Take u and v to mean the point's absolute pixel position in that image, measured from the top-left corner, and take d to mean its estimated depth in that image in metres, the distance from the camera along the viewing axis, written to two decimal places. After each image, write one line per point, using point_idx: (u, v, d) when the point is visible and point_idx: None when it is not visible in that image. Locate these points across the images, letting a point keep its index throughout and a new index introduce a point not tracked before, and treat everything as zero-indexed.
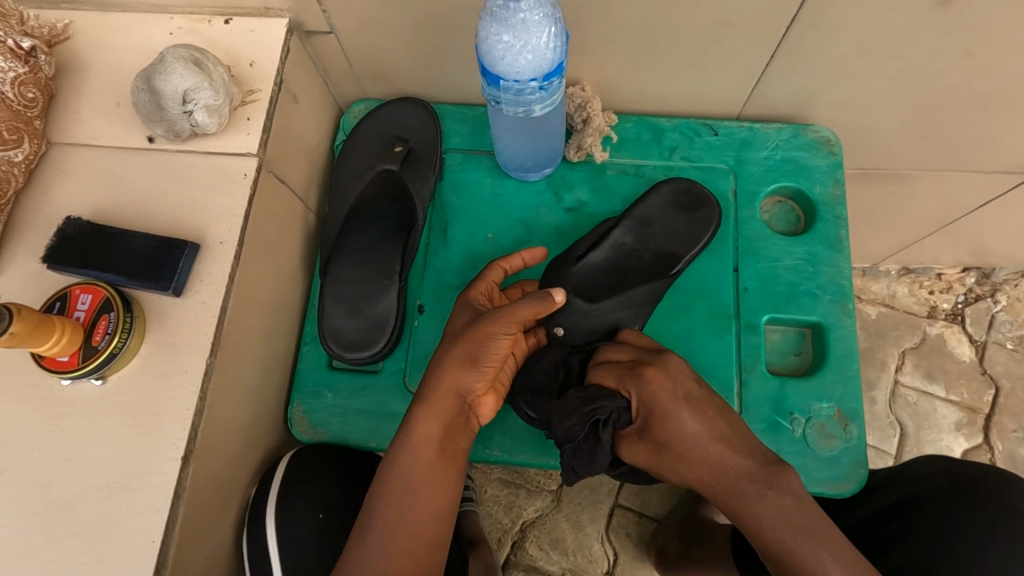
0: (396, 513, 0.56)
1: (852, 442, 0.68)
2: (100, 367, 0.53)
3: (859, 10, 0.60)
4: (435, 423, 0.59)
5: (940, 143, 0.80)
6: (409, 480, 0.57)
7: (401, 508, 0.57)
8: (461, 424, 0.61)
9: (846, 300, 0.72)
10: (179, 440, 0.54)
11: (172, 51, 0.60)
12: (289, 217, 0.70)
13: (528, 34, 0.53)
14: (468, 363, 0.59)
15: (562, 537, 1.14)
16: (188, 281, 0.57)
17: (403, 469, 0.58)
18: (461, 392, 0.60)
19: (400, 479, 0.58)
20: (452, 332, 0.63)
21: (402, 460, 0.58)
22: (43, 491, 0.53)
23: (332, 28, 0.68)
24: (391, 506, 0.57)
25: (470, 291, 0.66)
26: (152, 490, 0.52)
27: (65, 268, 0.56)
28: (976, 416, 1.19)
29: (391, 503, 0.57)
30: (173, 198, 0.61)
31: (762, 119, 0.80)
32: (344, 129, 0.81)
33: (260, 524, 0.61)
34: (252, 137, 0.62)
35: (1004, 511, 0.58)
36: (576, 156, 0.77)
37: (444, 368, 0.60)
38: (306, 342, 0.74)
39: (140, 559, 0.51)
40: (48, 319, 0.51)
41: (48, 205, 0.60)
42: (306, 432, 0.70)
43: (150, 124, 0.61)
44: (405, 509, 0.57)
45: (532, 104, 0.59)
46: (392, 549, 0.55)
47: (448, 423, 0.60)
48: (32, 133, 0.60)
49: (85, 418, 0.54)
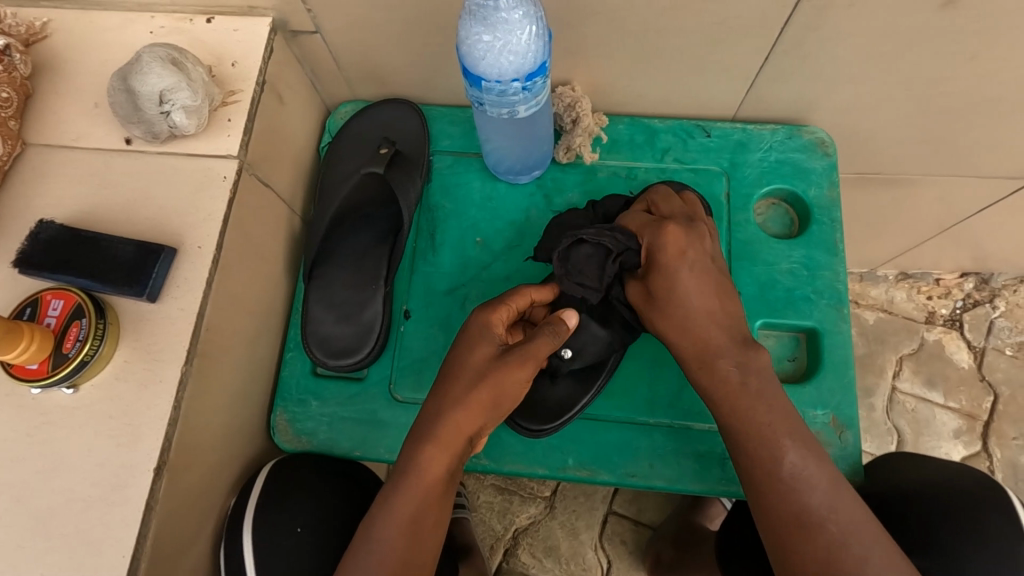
0: (398, 549, 0.52)
1: (849, 451, 0.66)
2: (71, 375, 0.52)
3: (856, 12, 0.59)
4: (440, 459, 0.54)
5: (939, 147, 0.79)
6: (412, 516, 0.53)
7: (402, 543, 0.52)
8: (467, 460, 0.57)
9: (842, 305, 0.71)
10: (153, 451, 0.52)
11: (151, 51, 0.58)
12: (273, 220, 0.68)
13: (508, 33, 0.51)
14: (491, 404, 0.54)
15: (556, 545, 1.12)
16: (165, 287, 0.56)
17: (403, 499, 0.53)
18: (471, 431, 0.55)
19: (401, 514, 0.53)
20: (467, 366, 0.56)
21: (407, 491, 0.53)
22: (11, 504, 0.51)
23: (317, 27, 0.67)
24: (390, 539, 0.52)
25: (486, 312, 0.58)
26: (124, 503, 0.51)
27: (38, 273, 0.54)
28: (975, 423, 1.18)
29: (391, 539, 0.52)
30: (151, 201, 0.59)
31: (758, 121, 0.79)
32: (332, 130, 0.80)
33: (238, 537, 0.60)
34: (232, 138, 0.61)
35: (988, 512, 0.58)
36: (565, 157, 0.75)
37: (458, 406, 0.54)
38: (290, 348, 0.72)
39: (111, 574, 0.49)
40: (17, 326, 0.49)
41: (22, 208, 0.59)
42: (289, 441, 0.68)
43: (128, 125, 0.60)
44: (406, 543, 0.52)
45: (516, 105, 0.57)
46: None
47: (459, 459, 0.55)
48: (7, 134, 0.59)
49: (56, 428, 0.53)
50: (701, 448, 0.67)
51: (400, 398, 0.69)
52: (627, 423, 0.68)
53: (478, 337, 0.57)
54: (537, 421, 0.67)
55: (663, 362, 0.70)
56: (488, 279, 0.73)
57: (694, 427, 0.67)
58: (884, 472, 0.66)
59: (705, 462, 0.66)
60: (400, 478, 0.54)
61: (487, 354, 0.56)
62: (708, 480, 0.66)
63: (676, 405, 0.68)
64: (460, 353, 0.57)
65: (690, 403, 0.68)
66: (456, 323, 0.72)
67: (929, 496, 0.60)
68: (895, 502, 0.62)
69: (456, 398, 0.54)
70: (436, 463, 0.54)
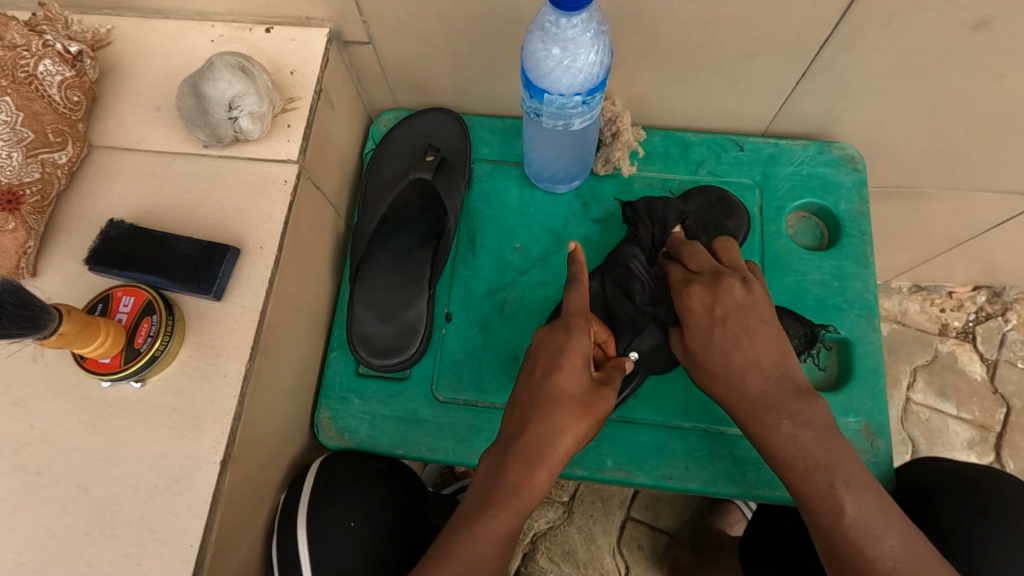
0: (486, 562, 0.53)
1: (881, 457, 0.68)
2: (141, 369, 0.53)
3: (891, 31, 0.61)
4: (541, 482, 0.55)
5: (964, 162, 0.81)
6: (506, 532, 0.54)
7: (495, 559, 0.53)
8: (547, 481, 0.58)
9: (872, 315, 0.73)
10: (217, 443, 0.54)
11: (221, 59, 0.60)
12: (322, 224, 0.71)
13: (578, 48, 0.53)
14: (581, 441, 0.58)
15: (574, 548, 1.14)
16: (228, 285, 0.58)
17: (504, 518, 0.54)
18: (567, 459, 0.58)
19: (496, 531, 0.53)
20: (570, 392, 0.57)
21: (505, 510, 0.54)
22: (81, 492, 0.53)
23: (370, 38, 0.69)
24: (479, 549, 0.52)
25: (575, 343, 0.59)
26: (190, 493, 0.52)
27: (106, 270, 0.56)
28: (988, 434, 1.20)
29: (488, 552, 0.53)
30: (213, 202, 0.61)
31: (788, 136, 0.81)
32: (374, 137, 0.82)
33: (289, 533, 0.61)
34: (291, 143, 0.63)
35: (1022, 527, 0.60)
36: (604, 169, 0.77)
37: (567, 430, 0.56)
38: (334, 348, 0.74)
39: (177, 561, 0.51)
40: (95, 320, 0.51)
41: (88, 208, 0.61)
42: (333, 438, 0.70)
43: (192, 129, 0.62)
44: (492, 557, 0.53)
45: (573, 119, 0.59)
46: None
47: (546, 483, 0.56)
48: (76, 136, 0.61)
49: (122, 420, 0.54)
50: (736, 451, 0.68)
51: (441, 398, 0.71)
52: (662, 426, 0.70)
53: (577, 362, 0.58)
54: None
55: None
56: (526, 284, 0.75)
57: (727, 430, 0.69)
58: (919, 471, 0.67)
59: (738, 464, 0.68)
60: (503, 498, 0.54)
61: (576, 373, 0.58)
62: (742, 483, 0.67)
63: (710, 410, 0.70)
64: (565, 376, 0.58)
65: (723, 408, 0.70)
66: (496, 325, 0.74)
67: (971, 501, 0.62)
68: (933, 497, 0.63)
69: (561, 425, 0.56)
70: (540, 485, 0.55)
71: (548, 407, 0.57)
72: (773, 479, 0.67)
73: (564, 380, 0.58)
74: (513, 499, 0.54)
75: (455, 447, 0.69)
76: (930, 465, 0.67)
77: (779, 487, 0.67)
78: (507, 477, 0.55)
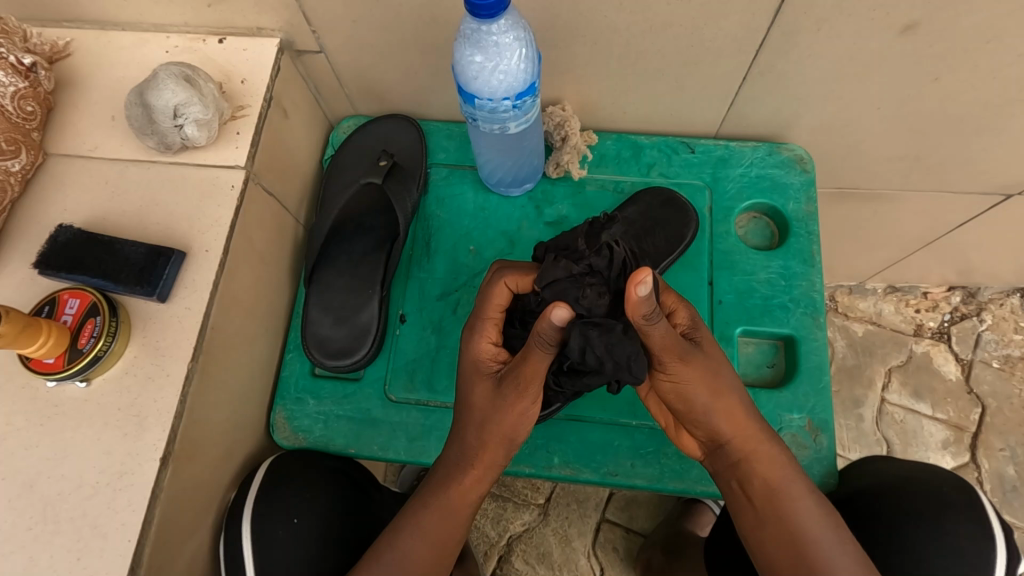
0: (421, 559, 0.59)
1: (824, 453, 0.69)
2: (84, 369, 0.55)
3: (823, 37, 0.63)
4: (488, 471, 0.60)
5: (917, 163, 0.82)
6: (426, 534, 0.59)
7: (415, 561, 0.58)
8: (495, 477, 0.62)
9: (818, 313, 0.74)
10: (158, 442, 0.55)
11: (166, 69, 0.63)
12: (276, 228, 0.72)
13: (499, 56, 0.55)
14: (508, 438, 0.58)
15: (549, 550, 1.15)
16: (173, 288, 0.59)
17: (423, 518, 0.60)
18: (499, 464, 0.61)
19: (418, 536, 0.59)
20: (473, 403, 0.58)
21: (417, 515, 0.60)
22: (25, 490, 0.54)
23: (321, 47, 0.71)
24: (412, 552, 0.59)
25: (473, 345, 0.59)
26: (130, 490, 0.54)
27: (55, 274, 0.58)
28: (963, 435, 1.20)
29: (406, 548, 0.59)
30: (162, 207, 0.63)
31: (739, 138, 0.82)
32: (334, 143, 0.84)
33: (236, 530, 0.62)
34: (240, 150, 0.65)
35: (957, 522, 0.60)
36: (555, 173, 0.79)
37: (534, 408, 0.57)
38: (291, 350, 0.75)
39: (116, 557, 0.52)
40: (36, 323, 0.53)
41: (42, 214, 0.63)
42: (287, 438, 0.72)
43: (142, 136, 0.64)
44: (427, 552, 0.59)
45: (507, 121, 0.62)
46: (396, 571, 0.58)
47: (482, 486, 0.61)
48: (31, 145, 0.63)
49: (67, 419, 0.56)
50: (682, 448, 0.69)
51: (394, 398, 0.72)
52: (611, 424, 0.71)
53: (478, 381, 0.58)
54: None
55: None
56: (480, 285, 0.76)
57: None
58: (859, 473, 0.68)
59: (684, 461, 0.69)
60: (433, 500, 0.60)
61: (488, 388, 0.57)
62: (688, 479, 0.68)
63: None
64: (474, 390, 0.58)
65: None
66: (450, 326, 0.75)
67: (907, 504, 0.62)
68: (873, 503, 0.64)
69: (507, 423, 0.57)
70: (479, 478, 0.60)
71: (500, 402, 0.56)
72: None
73: (477, 393, 0.58)
74: (457, 498, 0.60)
75: (407, 446, 0.71)
76: (870, 468, 0.68)
77: None
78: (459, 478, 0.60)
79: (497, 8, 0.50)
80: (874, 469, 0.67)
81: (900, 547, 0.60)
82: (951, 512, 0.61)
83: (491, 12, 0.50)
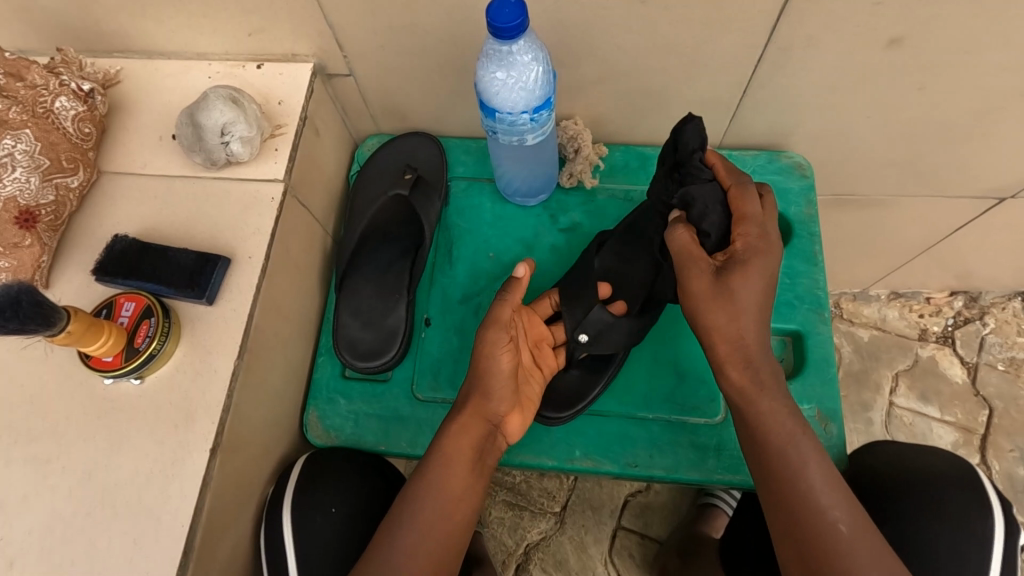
0: (436, 511, 0.60)
1: (833, 441, 0.72)
2: (140, 366, 0.59)
3: (818, 52, 0.68)
4: (477, 418, 0.64)
5: (911, 169, 0.87)
6: (445, 481, 0.61)
7: (432, 512, 0.60)
8: (492, 446, 0.65)
9: (822, 309, 0.78)
10: (207, 433, 0.59)
11: (214, 91, 0.68)
12: (310, 237, 0.77)
13: (518, 74, 0.61)
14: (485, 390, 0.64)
15: (566, 558, 1.16)
16: (219, 291, 0.64)
17: (445, 466, 0.61)
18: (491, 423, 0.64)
19: (433, 495, 0.60)
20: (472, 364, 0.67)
21: (435, 465, 0.62)
22: (84, 480, 0.58)
23: (351, 71, 0.77)
24: (430, 503, 0.60)
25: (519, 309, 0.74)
26: (183, 478, 0.57)
27: (112, 280, 0.63)
28: (972, 437, 1.22)
29: (426, 500, 0.60)
30: (208, 218, 0.68)
31: (741, 148, 0.88)
32: (359, 160, 0.89)
33: (277, 517, 0.66)
34: (278, 165, 0.70)
35: (962, 504, 0.64)
36: (569, 183, 0.84)
37: (500, 352, 0.63)
38: (321, 353, 0.79)
39: (170, 541, 0.55)
40: (99, 322, 0.57)
41: (98, 226, 0.68)
42: (320, 436, 0.75)
43: (190, 153, 0.69)
44: (445, 511, 0.60)
45: (525, 133, 0.67)
46: (417, 530, 0.59)
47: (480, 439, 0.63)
48: (87, 163, 0.68)
49: (122, 413, 0.60)
50: (697, 439, 0.72)
51: (421, 396, 0.76)
52: (628, 417, 0.74)
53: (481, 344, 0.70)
54: (552, 410, 0.73)
55: (658, 360, 0.77)
56: (500, 289, 0.81)
57: (689, 420, 0.73)
58: (868, 452, 0.71)
59: (700, 452, 0.72)
60: (441, 449, 0.62)
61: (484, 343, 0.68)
62: (704, 469, 0.71)
63: (671, 401, 0.74)
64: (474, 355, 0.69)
65: (684, 399, 0.74)
66: (472, 327, 0.79)
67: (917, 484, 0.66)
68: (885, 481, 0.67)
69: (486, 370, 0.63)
70: (475, 422, 0.63)
71: (477, 344, 0.65)
72: (733, 466, 0.71)
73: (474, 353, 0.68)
74: (459, 437, 0.63)
75: None
76: (881, 448, 0.71)
77: (738, 473, 0.71)
78: (451, 424, 0.63)
79: (517, 30, 0.55)
80: (884, 450, 0.70)
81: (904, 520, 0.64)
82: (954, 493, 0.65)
83: (512, 34, 0.55)
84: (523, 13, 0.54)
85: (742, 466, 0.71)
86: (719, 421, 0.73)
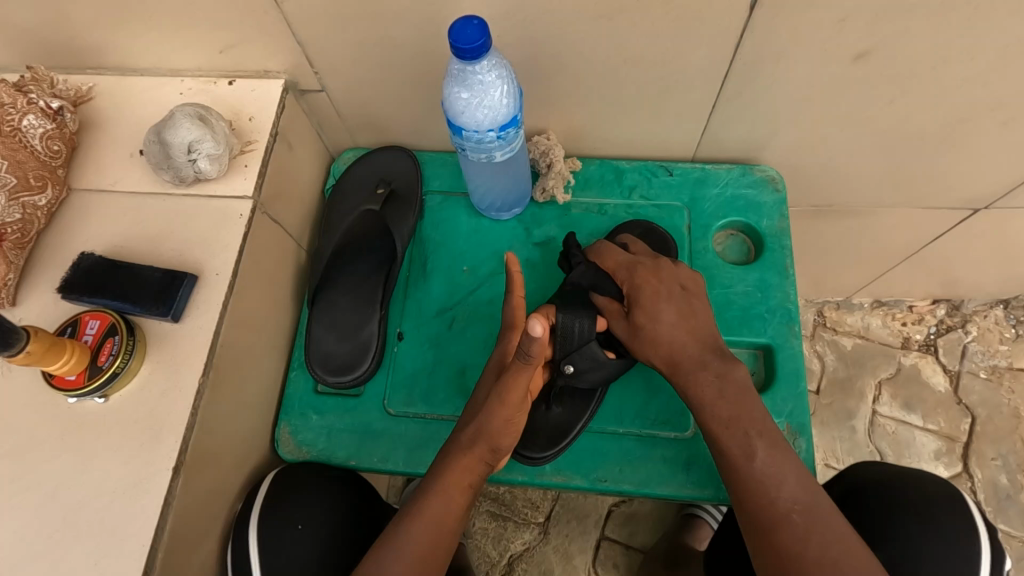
0: (425, 541, 0.59)
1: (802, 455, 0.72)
2: (104, 385, 0.59)
3: (783, 67, 0.68)
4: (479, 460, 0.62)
5: (884, 180, 0.87)
6: (438, 512, 0.60)
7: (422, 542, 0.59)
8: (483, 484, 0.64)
9: (794, 322, 0.78)
10: (171, 451, 0.59)
11: (181, 110, 0.68)
12: (282, 252, 0.77)
13: (484, 92, 0.61)
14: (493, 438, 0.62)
15: (550, 569, 1.16)
16: (186, 308, 0.64)
17: (438, 499, 0.61)
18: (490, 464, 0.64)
19: (425, 525, 0.60)
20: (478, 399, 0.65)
21: (427, 496, 0.61)
22: (46, 500, 0.58)
23: (323, 86, 0.77)
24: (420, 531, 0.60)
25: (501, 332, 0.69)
26: (146, 497, 0.57)
27: (78, 298, 0.63)
28: (955, 445, 1.22)
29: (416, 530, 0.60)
30: (177, 235, 0.68)
31: (715, 160, 0.88)
32: (335, 174, 0.90)
33: (244, 535, 0.66)
34: (248, 181, 0.70)
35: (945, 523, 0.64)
36: (542, 198, 0.84)
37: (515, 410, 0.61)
38: (295, 368, 0.79)
39: (131, 560, 0.55)
40: (62, 341, 0.57)
41: (67, 243, 0.68)
42: (291, 451, 0.75)
43: (158, 171, 0.69)
44: (432, 542, 0.60)
45: (493, 151, 0.67)
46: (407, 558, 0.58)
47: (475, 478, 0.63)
48: (56, 181, 0.68)
49: (86, 432, 0.60)
50: (667, 453, 0.73)
51: (393, 411, 0.76)
52: (600, 431, 0.74)
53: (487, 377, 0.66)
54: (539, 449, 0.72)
55: (630, 374, 0.77)
56: (474, 302, 0.81)
57: (660, 435, 0.73)
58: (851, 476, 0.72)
59: (670, 466, 0.72)
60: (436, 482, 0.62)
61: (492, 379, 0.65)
62: (674, 483, 0.71)
63: (642, 415, 0.75)
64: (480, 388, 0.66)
65: (655, 413, 0.75)
66: (445, 341, 0.79)
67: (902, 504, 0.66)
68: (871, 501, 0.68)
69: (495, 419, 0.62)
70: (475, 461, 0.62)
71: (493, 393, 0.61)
72: (703, 480, 0.71)
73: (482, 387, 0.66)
74: (460, 474, 0.62)
75: (406, 457, 0.74)
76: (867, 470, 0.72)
77: (708, 487, 0.71)
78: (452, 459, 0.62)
79: (479, 51, 0.55)
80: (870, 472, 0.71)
81: (894, 537, 0.64)
82: (940, 508, 0.65)
83: (474, 54, 0.55)
84: (486, 33, 0.55)
85: (712, 480, 0.71)
86: (689, 435, 0.73)
